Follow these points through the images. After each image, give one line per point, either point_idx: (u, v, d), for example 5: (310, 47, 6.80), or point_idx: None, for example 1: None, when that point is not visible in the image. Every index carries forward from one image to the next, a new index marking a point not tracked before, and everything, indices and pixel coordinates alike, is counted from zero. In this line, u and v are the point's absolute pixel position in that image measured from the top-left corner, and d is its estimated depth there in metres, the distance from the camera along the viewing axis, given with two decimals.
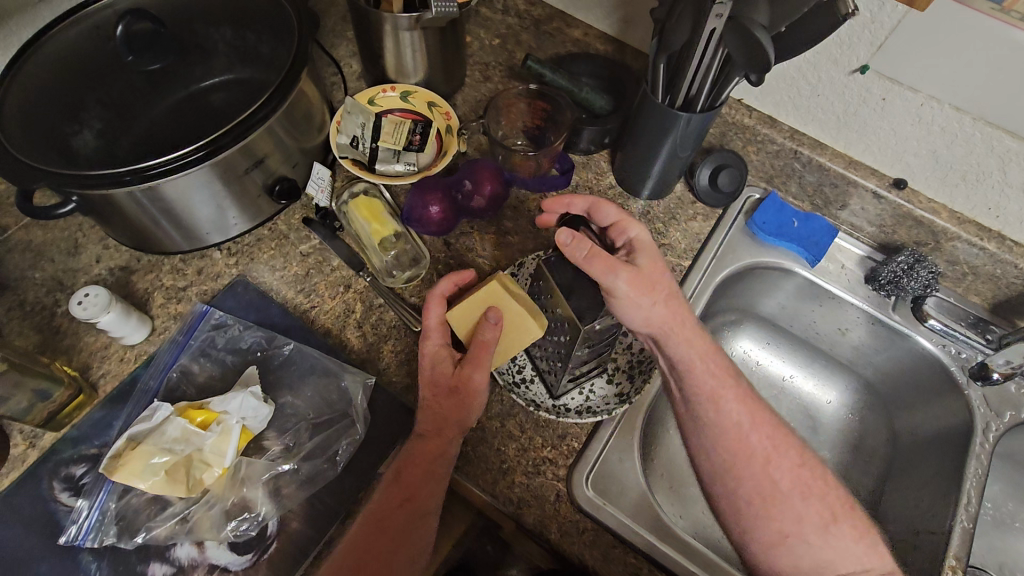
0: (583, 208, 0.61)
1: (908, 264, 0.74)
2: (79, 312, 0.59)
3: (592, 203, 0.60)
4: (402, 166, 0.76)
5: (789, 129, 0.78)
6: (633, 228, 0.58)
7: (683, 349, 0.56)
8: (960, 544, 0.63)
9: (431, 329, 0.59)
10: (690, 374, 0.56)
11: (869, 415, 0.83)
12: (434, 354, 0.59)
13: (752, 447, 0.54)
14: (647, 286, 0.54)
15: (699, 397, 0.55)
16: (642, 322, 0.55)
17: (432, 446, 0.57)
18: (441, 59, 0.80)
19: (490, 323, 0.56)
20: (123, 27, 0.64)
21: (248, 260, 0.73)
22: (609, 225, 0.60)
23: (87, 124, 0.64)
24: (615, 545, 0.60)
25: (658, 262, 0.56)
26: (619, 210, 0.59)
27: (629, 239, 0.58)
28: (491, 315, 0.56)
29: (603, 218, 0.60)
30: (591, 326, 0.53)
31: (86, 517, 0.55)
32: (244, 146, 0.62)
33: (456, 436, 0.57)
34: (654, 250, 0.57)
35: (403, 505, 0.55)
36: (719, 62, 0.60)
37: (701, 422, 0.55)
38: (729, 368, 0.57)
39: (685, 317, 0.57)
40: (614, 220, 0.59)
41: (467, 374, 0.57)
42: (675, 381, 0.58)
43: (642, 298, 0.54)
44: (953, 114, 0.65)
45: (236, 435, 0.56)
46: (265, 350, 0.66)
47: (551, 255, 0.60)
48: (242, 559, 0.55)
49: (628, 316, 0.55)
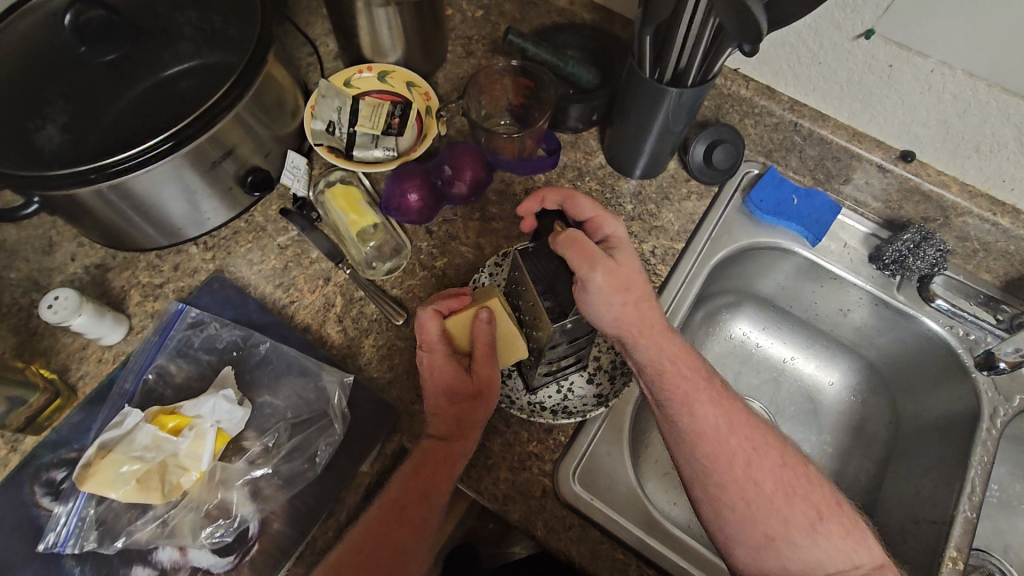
0: (556, 203, 0.59)
1: (915, 242, 0.70)
2: (50, 317, 0.57)
3: (566, 197, 0.58)
4: (380, 151, 0.72)
5: (788, 100, 0.74)
6: (609, 226, 0.56)
7: (654, 351, 0.54)
8: (962, 535, 0.61)
9: (433, 344, 0.57)
10: (660, 377, 0.54)
11: (871, 397, 0.80)
12: (439, 366, 0.57)
13: (732, 449, 0.52)
14: (621, 285, 0.53)
15: (673, 402, 0.54)
16: (610, 321, 0.53)
17: (452, 447, 0.56)
18: (420, 35, 0.76)
19: (484, 323, 0.55)
20: (72, 14, 0.60)
21: (225, 254, 0.71)
22: (583, 221, 0.58)
23: (51, 119, 0.62)
24: (603, 541, 0.59)
25: (635, 263, 0.55)
26: (594, 205, 0.57)
27: (605, 237, 0.56)
28: (484, 313, 0.55)
29: (577, 214, 0.58)
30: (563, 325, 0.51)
31: (65, 523, 0.56)
32: (211, 137, 0.59)
33: (468, 435, 0.57)
34: (631, 250, 0.55)
35: (419, 500, 0.55)
36: (710, 32, 0.56)
37: (676, 428, 0.54)
38: (701, 369, 0.56)
39: (656, 320, 0.55)
40: (590, 215, 0.57)
41: (482, 374, 0.57)
42: (647, 384, 0.56)
43: (615, 296, 0.52)
44: (965, 81, 0.60)
45: (210, 439, 0.55)
46: (241, 348, 0.64)
47: (528, 247, 0.57)
48: (223, 561, 0.55)
49: (595, 314, 0.53)
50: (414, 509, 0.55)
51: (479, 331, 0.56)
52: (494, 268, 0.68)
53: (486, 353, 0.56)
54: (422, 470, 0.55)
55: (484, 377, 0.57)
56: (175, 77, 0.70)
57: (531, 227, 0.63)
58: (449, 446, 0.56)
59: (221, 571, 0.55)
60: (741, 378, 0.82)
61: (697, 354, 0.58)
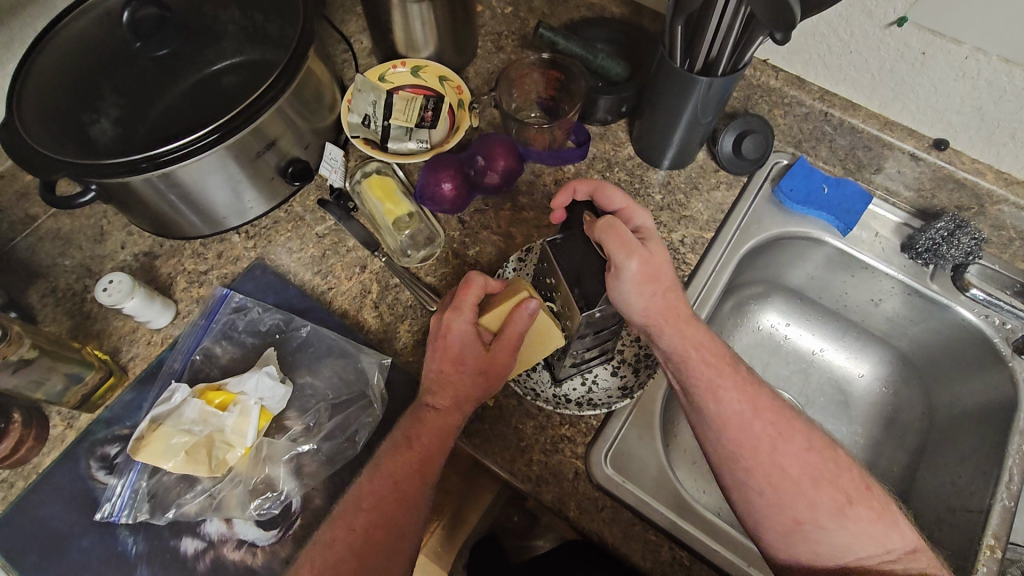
0: (585, 194, 0.60)
1: (949, 231, 0.70)
2: (105, 298, 0.60)
3: (596, 187, 0.59)
4: (414, 144, 0.75)
5: (818, 90, 0.74)
6: (639, 218, 0.57)
7: (679, 339, 0.55)
8: (999, 523, 0.61)
9: (464, 306, 0.56)
10: (682, 365, 0.55)
11: (904, 388, 0.79)
12: (463, 333, 0.55)
13: (756, 436, 0.53)
14: (652, 275, 0.54)
15: (697, 388, 0.54)
16: (639, 312, 0.54)
17: (449, 418, 0.56)
18: (453, 30, 0.77)
19: (526, 314, 0.54)
20: (128, 11, 0.62)
21: (265, 243, 0.74)
22: (613, 210, 0.59)
23: (105, 113, 0.63)
24: (635, 522, 0.59)
25: (666, 253, 0.56)
26: (625, 196, 0.58)
27: (635, 228, 0.58)
28: (532, 305, 0.53)
29: (607, 204, 0.59)
30: (592, 313, 0.53)
31: (119, 494, 0.59)
32: (256, 127, 0.61)
33: (466, 410, 0.57)
34: (661, 241, 0.56)
35: (411, 466, 0.54)
36: (742, 21, 0.57)
37: (703, 416, 0.54)
38: (726, 357, 0.56)
39: (682, 310, 0.56)
40: (621, 207, 0.58)
41: (500, 359, 0.56)
42: (671, 373, 0.56)
43: (646, 285, 0.53)
44: (1001, 67, 0.60)
45: (255, 415, 0.57)
46: (283, 332, 0.67)
47: (555, 238, 0.59)
48: (268, 534, 0.58)
49: (625, 303, 0.54)
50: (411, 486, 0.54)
51: (518, 319, 0.54)
52: (519, 262, 0.68)
53: (514, 340, 0.55)
54: (413, 443, 0.55)
55: (501, 362, 0.56)
56: (219, 72, 0.70)
57: (562, 219, 0.64)
58: (441, 418, 0.56)
59: (266, 544, 0.58)
60: (771, 368, 0.82)
61: (722, 340, 0.58)
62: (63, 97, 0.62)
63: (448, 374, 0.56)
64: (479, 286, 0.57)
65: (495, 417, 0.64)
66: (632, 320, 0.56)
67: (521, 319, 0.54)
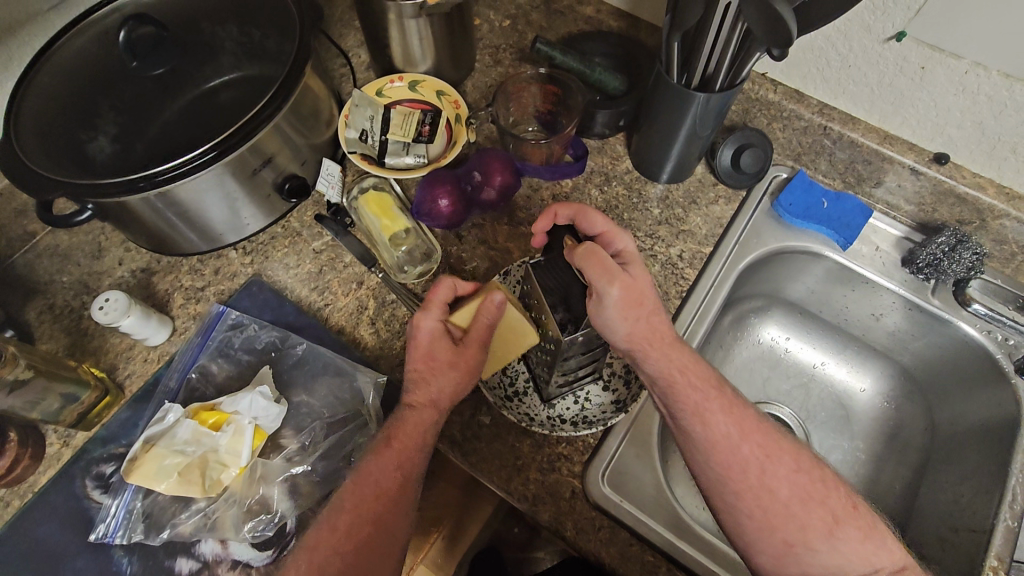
0: (567, 217, 0.59)
1: (950, 245, 0.70)
2: (102, 317, 0.60)
3: (577, 211, 0.58)
4: (411, 158, 0.75)
5: (817, 103, 0.74)
6: (620, 241, 0.57)
7: (664, 363, 0.54)
8: (1003, 544, 0.60)
9: (434, 304, 0.57)
10: (669, 389, 0.54)
11: (906, 403, 0.78)
12: (432, 329, 0.56)
13: (744, 459, 0.52)
14: (635, 299, 0.53)
15: (685, 413, 0.54)
16: (624, 338, 0.54)
17: (424, 415, 0.55)
18: (450, 44, 0.77)
19: (493, 305, 0.55)
20: (126, 31, 0.62)
21: (263, 258, 0.73)
22: (594, 234, 0.58)
23: (102, 131, 0.63)
24: (632, 543, 0.59)
25: (648, 278, 0.55)
26: (606, 219, 0.57)
27: (616, 252, 0.57)
28: (498, 297, 0.54)
29: (588, 228, 0.59)
30: (574, 338, 0.54)
31: (113, 515, 0.59)
32: (253, 145, 0.61)
33: (445, 406, 0.56)
34: (643, 265, 0.56)
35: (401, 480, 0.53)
36: (738, 37, 0.57)
37: (692, 441, 0.54)
38: (711, 379, 0.55)
39: (666, 332, 0.55)
40: (602, 230, 0.57)
41: (468, 354, 0.56)
42: (657, 397, 0.56)
43: (629, 310, 0.53)
44: (1001, 82, 0.59)
45: (249, 435, 0.57)
46: (279, 349, 0.67)
47: (538, 260, 0.59)
48: (263, 555, 0.58)
49: (609, 329, 0.54)
50: (404, 502, 0.54)
51: (484, 310, 0.55)
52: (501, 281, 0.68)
53: (482, 333, 0.56)
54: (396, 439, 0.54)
55: (470, 357, 0.56)
56: (216, 89, 0.71)
57: (541, 242, 0.64)
58: (420, 414, 0.55)
59: (261, 565, 0.58)
60: (771, 383, 0.81)
61: (706, 362, 0.57)
62: (59, 117, 0.62)
63: (424, 372, 0.56)
64: (452, 284, 0.58)
65: (491, 435, 0.63)
66: (616, 344, 0.55)
67: (488, 310, 0.55)
